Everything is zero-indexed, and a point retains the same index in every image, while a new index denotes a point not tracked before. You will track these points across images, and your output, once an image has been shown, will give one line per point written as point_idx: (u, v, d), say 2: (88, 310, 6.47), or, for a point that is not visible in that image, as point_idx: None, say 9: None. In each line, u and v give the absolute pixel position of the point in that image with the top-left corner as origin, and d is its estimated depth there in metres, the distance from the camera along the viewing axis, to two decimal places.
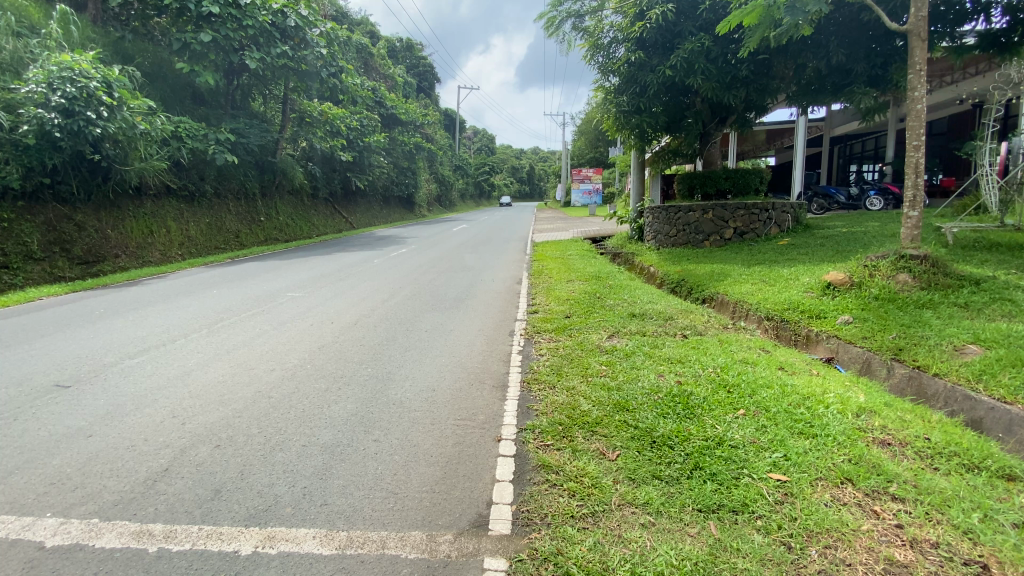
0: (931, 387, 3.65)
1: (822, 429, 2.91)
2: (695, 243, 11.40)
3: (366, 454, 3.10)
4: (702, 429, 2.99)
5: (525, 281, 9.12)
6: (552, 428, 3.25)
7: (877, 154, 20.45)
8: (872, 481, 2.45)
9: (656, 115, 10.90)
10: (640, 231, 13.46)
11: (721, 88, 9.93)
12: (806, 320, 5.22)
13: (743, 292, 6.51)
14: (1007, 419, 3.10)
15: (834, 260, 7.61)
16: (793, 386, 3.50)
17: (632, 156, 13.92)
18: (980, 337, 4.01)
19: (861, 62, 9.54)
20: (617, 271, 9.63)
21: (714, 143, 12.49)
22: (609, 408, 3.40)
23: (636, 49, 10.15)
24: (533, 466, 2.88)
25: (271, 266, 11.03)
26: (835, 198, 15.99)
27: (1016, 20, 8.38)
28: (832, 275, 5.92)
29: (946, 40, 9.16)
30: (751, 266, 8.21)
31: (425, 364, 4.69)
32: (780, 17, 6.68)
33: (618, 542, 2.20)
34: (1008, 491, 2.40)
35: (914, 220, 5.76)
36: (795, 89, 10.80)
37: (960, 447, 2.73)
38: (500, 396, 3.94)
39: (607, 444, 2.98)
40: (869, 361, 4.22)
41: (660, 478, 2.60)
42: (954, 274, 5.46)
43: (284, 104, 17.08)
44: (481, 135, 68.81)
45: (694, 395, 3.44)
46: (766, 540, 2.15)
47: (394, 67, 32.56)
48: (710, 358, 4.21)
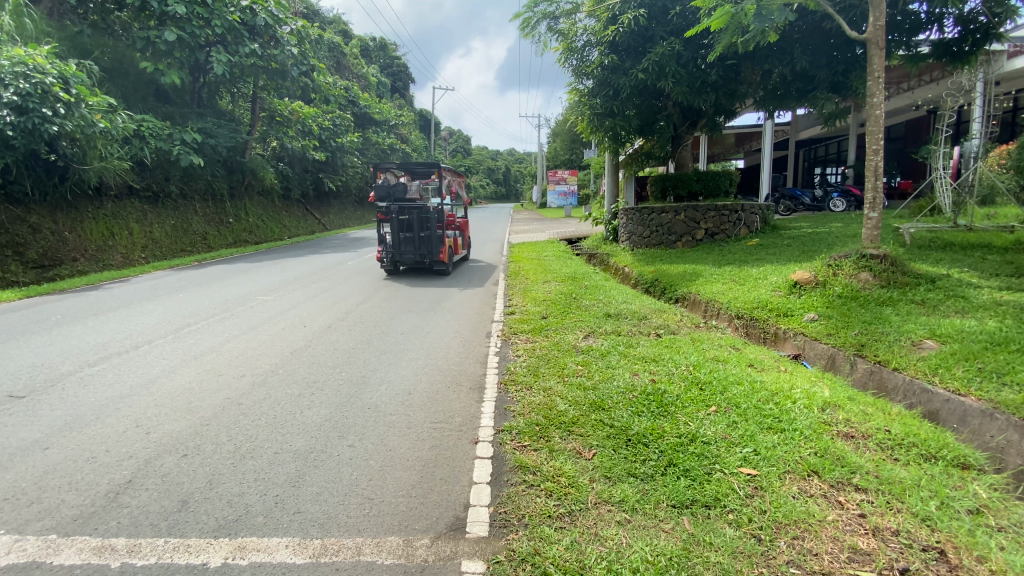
0: (892, 381, 3.81)
1: (790, 424, 2.99)
2: (668, 244, 11.64)
3: (340, 460, 3.05)
4: (676, 426, 3.04)
5: (502, 282, 9.12)
6: (529, 429, 3.26)
7: (841, 157, 21.07)
8: (837, 473, 2.53)
9: (630, 117, 11.05)
10: (615, 233, 13.61)
11: (691, 92, 10.17)
12: (774, 318, 5.37)
13: (715, 292, 6.65)
14: (961, 410, 3.26)
15: (800, 260, 7.89)
16: (762, 382, 3.61)
17: (607, 160, 14.12)
18: (936, 333, 4.20)
19: (824, 68, 9.86)
20: (593, 272, 9.73)
21: (685, 146, 12.79)
22: (586, 407, 3.43)
23: (608, 53, 10.34)
24: (510, 467, 2.88)
25: (242, 269, 10.76)
26: (801, 199, 16.42)
27: (967, 30, 8.67)
28: (798, 274, 6.13)
29: (903, 49, 9.54)
30: (721, 266, 8.43)
31: (426, 312, 6.87)
32: (747, 23, 6.86)
33: (595, 540, 2.22)
34: (963, 479, 2.53)
35: (874, 220, 6.01)
36: (762, 94, 11.11)
37: (918, 438, 2.86)
38: (478, 397, 3.93)
39: (583, 443, 3.01)
40: (834, 357, 4.38)
41: (636, 476, 2.64)
42: (912, 273, 5.71)
43: (254, 103, 16.72)
44: (457, 136, 68.61)
45: (668, 393, 3.50)
46: (738, 533, 2.20)
47: (368, 68, 32.15)
48: (684, 357, 4.29)
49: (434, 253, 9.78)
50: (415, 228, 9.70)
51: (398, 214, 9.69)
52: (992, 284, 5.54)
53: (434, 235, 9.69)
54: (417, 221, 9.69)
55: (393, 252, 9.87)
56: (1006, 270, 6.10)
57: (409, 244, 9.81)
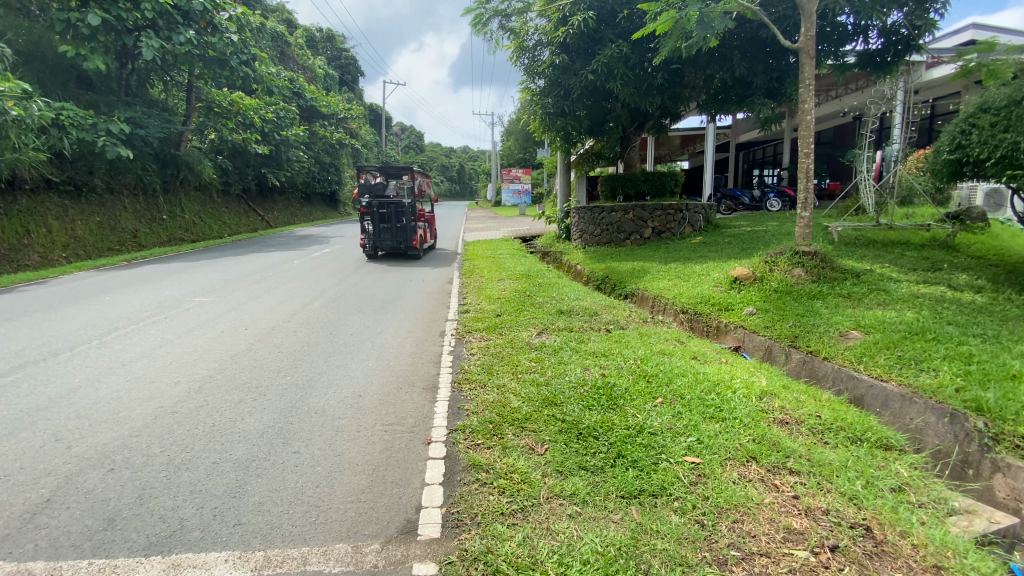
0: (822, 369, 4.07)
1: (731, 412, 3.14)
2: (618, 242, 11.96)
3: (285, 468, 2.93)
4: (625, 419, 3.12)
5: (456, 280, 9.06)
6: (482, 427, 3.25)
7: (776, 160, 22.32)
8: (774, 458, 2.68)
9: (581, 118, 11.23)
10: (567, 231, 13.83)
11: (639, 94, 10.46)
12: (716, 312, 5.63)
13: (662, 288, 6.88)
14: (884, 394, 3.53)
15: (740, 257, 8.31)
16: (705, 373, 3.77)
17: (559, 159, 14.32)
18: (860, 324, 4.53)
19: (761, 75, 10.39)
20: (546, 269, 9.82)
21: (634, 147, 13.16)
22: (539, 403, 3.45)
23: (559, 53, 10.48)
24: (463, 466, 2.86)
25: (177, 268, 10.12)
26: (740, 199, 17.24)
27: (889, 42, 9.43)
28: (738, 270, 6.44)
29: (832, 58, 10.18)
30: (668, 263, 8.74)
31: (377, 312, 6.72)
32: (690, 30, 7.12)
33: (547, 534, 2.24)
34: (885, 459, 2.74)
35: (806, 219, 6.41)
36: (705, 98, 11.58)
37: (845, 422, 3.08)
38: (430, 398, 3.88)
39: (536, 439, 3.03)
40: (771, 348, 4.64)
41: (587, 469, 2.69)
42: (839, 268, 6.13)
43: (189, 92, 15.74)
44: (409, 132, 67.41)
45: (617, 386, 3.59)
46: (682, 520, 2.28)
47: (315, 59, 31.01)
48: (633, 351, 4.42)
49: (409, 240, 11.67)
50: (394, 220, 11.58)
51: (378, 208, 11.58)
52: (909, 278, 6.03)
53: (410, 226, 11.61)
54: (394, 213, 11.59)
55: (373, 240, 11.72)
56: (921, 265, 6.66)
57: (387, 232, 11.68)
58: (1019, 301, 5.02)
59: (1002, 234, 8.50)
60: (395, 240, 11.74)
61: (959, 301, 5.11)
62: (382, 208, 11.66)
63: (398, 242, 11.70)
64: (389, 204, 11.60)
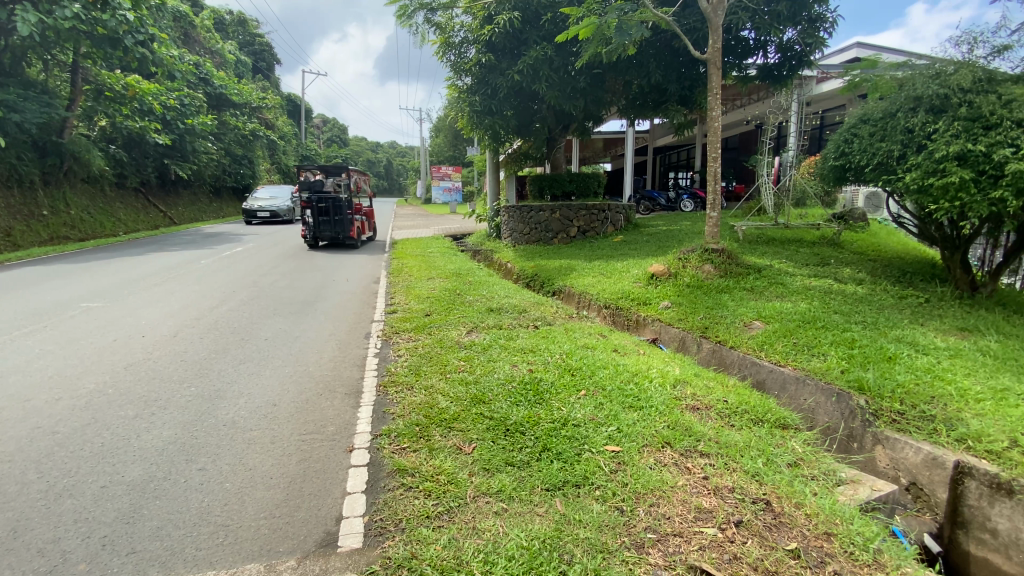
0: (729, 357, 4.41)
1: (647, 401, 3.31)
2: (546, 241, 12.20)
3: (188, 487, 2.69)
4: (551, 413, 3.19)
5: (382, 280, 8.81)
6: (408, 430, 3.18)
7: (690, 164, 23.81)
8: (686, 442, 2.84)
9: (508, 117, 11.33)
10: (497, 229, 13.92)
11: (563, 96, 10.73)
12: (636, 306, 5.91)
13: (586, 284, 7.12)
14: (782, 377, 3.89)
15: (657, 254, 8.80)
16: (625, 364, 3.96)
17: (487, 157, 14.35)
18: (761, 314, 4.96)
19: (674, 83, 11.04)
20: (476, 268, 9.80)
21: (560, 148, 13.50)
22: (467, 402, 3.43)
23: (485, 51, 10.51)
24: (387, 472, 2.78)
25: (60, 270, 8.98)
26: (658, 200, 18.21)
27: (785, 58, 10.37)
28: (655, 267, 6.80)
29: (736, 70, 11.02)
30: (593, 260, 9.06)
31: (296, 314, 6.37)
32: (610, 36, 7.42)
33: (473, 534, 2.24)
34: (782, 437, 3.02)
35: (714, 219, 6.92)
36: (625, 102, 12.11)
37: (748, 405, 3.36)
38: (353, 403, 3.74)
39: (463, 438, 3.01)
40: (684, 339, 4.95)
41: (513, 464, 2.71)
42: (743, 264, 6.67)
43: (74, 73, 14.02)
44: (331, 125, 64.50)
45: (544, 381, 3.67)
46: (603, 507, 2.35)
47: (224, 43, 28.78)
48: (558, 346, 4.53)
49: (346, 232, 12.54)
50: (331, 213, 12.38)
51: (317, 202, 12.30)
52: (802, 272, 6.68)
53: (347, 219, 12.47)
54: (333, 207, 12.43)
55: (312, 231, 12.49)
56: (811, 261, 7.41)
57: (325, 225, 12.46)
58: (889, 291, 5.74)
59: (877, 233, 9.65)
60: (333, 232, 12.60)
61: (842, 292, 5.74)
62: (320, 202, 12.40)
63: (336, 234, 12.53)
64: (326, 198, 12.36)
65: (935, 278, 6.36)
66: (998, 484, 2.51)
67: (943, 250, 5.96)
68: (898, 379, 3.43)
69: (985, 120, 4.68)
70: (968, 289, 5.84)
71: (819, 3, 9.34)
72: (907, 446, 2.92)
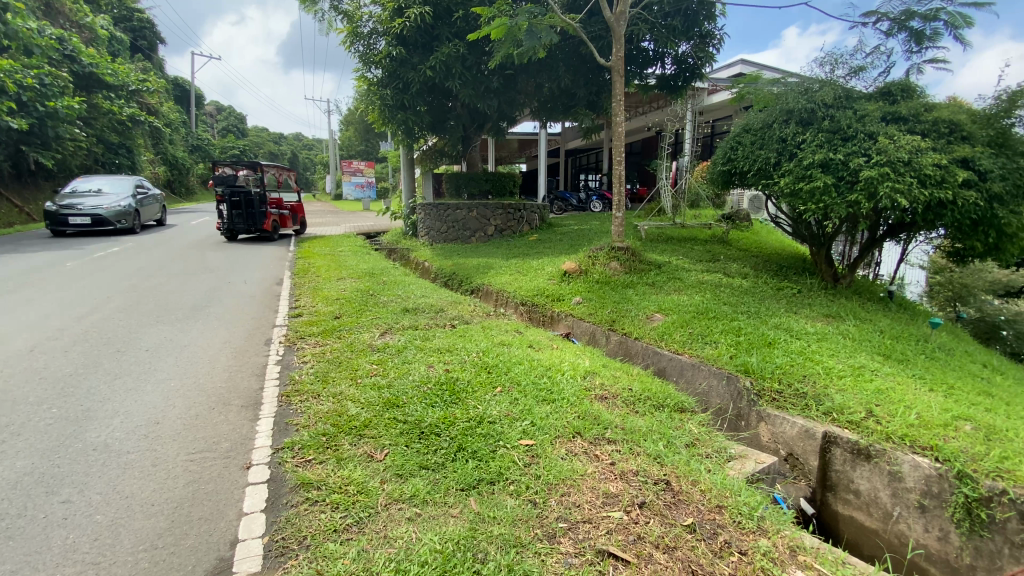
0: (634, 347, 4.68)
1: (560, 393, 3.39)
2: (462, 239, 12.15)
3: (48, 524, 2.33)
4: (466, 412, 3.13)
5: (286, 281, 8.25)
6: (315, 440, 2.97)
7: (599, 166, 24.87)
8: (595, 431, 2.90)
9: (421, 113, 11.11)
10: (412, 227, 13.62)
11: (476, 95, 10.72)
12: (550, 303, 6.07)
13: (503, 282, 7.19)
14: (680, 364, 4.19)
15: (569, 252, 9.12)
16: (539, 360, 4.04)
17: (401, 154, 13.99)
18: (662, 307, 5.31)
19: (582, 88, 11.48)
20: (390, 267, 9.52)
21: (474, 147, 13.51)
22: (379, 407, 3.28)
23: (396, 44, 10.22)
24: (290, 487, 2.58)
25: None
26: (570, 200, 18.83)
27: (679, 69, 11.17)
28: (567, 264, 7.04)
29: (638, 79, 11.69)
30: (509, 258, 9.17)
31: (187, 320, 5.78)
32: (521, 38, 7.54)
33: (384, 543, 2.13)
34: (681, 419, 3.25)
35: (620, 219, 7.31)
36: (537, 104, 12.38)
37: (651, 392, 3.58)
38: (251, 416, 3.45)
39: (374, 445, 2.86)
40: (595, 333, 5.17)
41: (427, 467, 2.61)
42: (647, 261, 7.11)
43: None
44: (227, 113, 59.26)
45: (459, 381, 3.61)
46: (517, 502, 2.31)
47: (94, 16, 25.33)
48: (474, 344, 4.51)
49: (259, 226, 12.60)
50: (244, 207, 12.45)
51: (230, 197, 12.38)
52: (697, 268, 7.27)
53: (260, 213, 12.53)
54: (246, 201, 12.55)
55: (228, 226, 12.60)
56: (704, 257, 8.09)
57: (240, 219, 12.53)
58: (769, 284, 6.42)
59: (758, 233, 10.76)
60: (249, 226, 12.72)
61: (730, 285, 6.33)
62: (234, 197, 12.46)
63: (250, 228, 12.59)
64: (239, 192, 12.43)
65: (805, 272, 7.22)
66: (860, 449, 2.89)
67: (810, 246, 6.78)
68: (777, 361, 3.85)
69: (843, 132, 5.38)
70: (830, 280, 6.71)
71: (709, 20, 10.17)
72: (785, 421, 3.28)
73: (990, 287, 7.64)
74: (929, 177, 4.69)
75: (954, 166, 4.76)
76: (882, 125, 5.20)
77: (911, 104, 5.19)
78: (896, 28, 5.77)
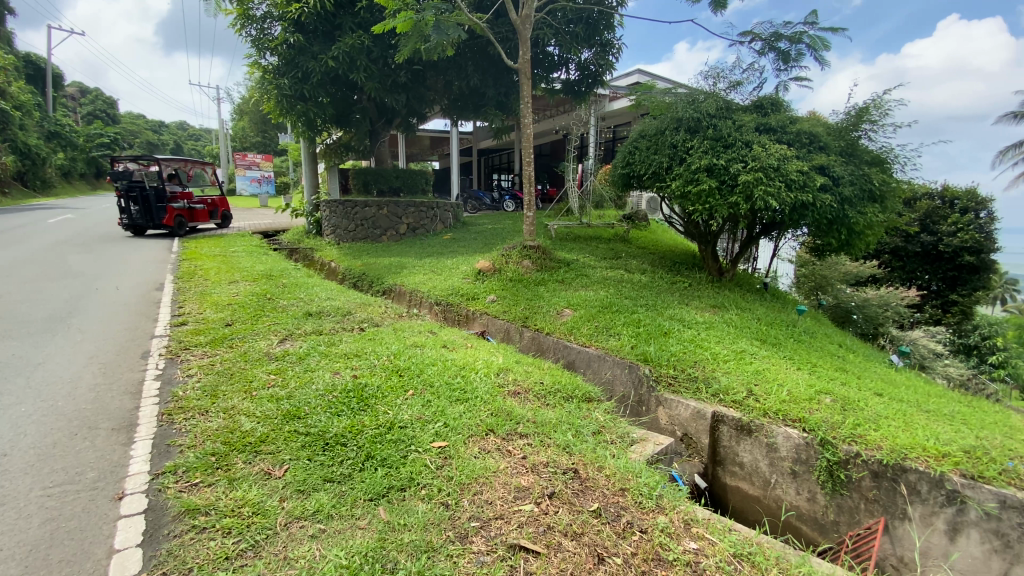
0: (546, 342, 4.80)
1: (472, 392, 3.36)
2: (372, 238, 11.73)
3: None
4: (375, 418, 2.98)
5: (170, 285, 7.40)
6: (202, 462, 2.68)
7: (510, 166, 25.21)
8: (507, 426, 2.89)
9: (323, 105, 10.52)
10: (316, 226, 12.87)
11: (383, 89, 10.36)
12: (464, 302, 6.04)
13: (416, 282, 7.04)
14: (588, 356, 4.37)
15: (483, 251, 9.16)
16: (453, 359, 4.00)
17: (301, 147, 13.12)
18: (572, 303, 5.50)
19: (491, 87, 11.56)
20: (292, 268, 8.91)
21: (383, 143, 13.07)
22: (278, 421, 3.03)
23: (294, 31, 9.59)
24: (174, 516, 2.31)
25: None
26: (483, 199, 18.90)
27: (582, 75, 11.65)
28: (481, 263, 7.03)
29: (544, 83, 12.01)
30: (422, 258, 9.00)
31: (42, 334, 4.98)
32: (428, 34, 7.42)
33: (283, 566, 1.95)
34: (590, 409, 3.38)
35: (531, 219, 7.48)
36: (447, 102, 12.26)
37: (562, 385, 3.69)
38: (125, 440, 3.04)
39: (273, 461, 2.64)
40: (509, 330, 5.24)
41: (332, 480, 2.45)
42: (557, 259, 7.35)
43: None
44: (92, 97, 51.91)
45: (368, 386, 3.43)
46: (428, 506, 2.21)
47: None
48: (384, 347, 4.36)
49: (155, 220, 12.56)
50: (141, 201, 12.46)
51: (126, 192, 12.44)
52: (603, 265, 7.64)
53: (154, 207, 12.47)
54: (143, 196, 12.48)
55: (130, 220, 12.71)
56: (609, 255, 8.53)
57: (139, 213, 12.54)
58: (665, 278, 6.92)
59: (656, 232, 11.60)
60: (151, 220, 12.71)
61: (632, 280, 6.74)
62: (132, 191, 12.49)
63: (147, 222, 12.55)
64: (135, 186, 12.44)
65: (695, 267, 7.89)
66: (743, 425, 3.20)
67: (698, 244, 7.42)
68: (672, 349, 4.17)
69: (723, 140, 5.94)
70: (716, 274, 7.39)
71: (608, 30, 10.71)
72: (679, 404, 3.55)
73: (845, 277, 8.66)
74: (793, 182, 5.33)
75: (812, 172, 5.45)
76: (755, 135, 5.82)
77: (779, 116, 5.85)
78: (765, 49, 6.48)
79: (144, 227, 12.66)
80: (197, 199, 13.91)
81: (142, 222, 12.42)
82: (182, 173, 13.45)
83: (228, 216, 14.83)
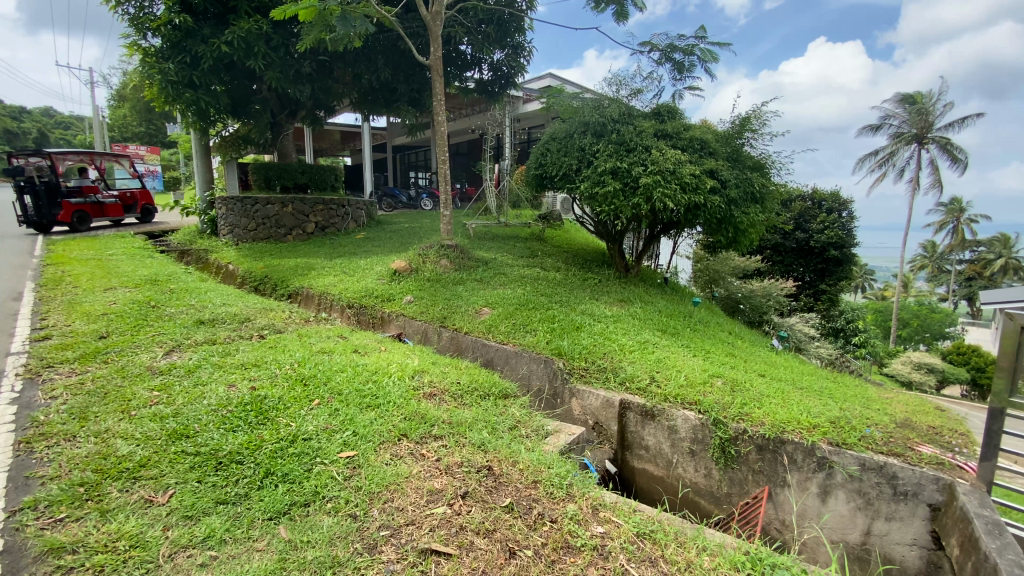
0: (464, 342, 4.77)
1: (384, 397, 3.25)
2: (277, 238, 10.98)
3: None
4: (277, 431, 2.78)
5: (26, 295, 6.37)
6: (66, 494, 2.33)
7: (427, 163, 24.79)
8: (421, 429, 2.83)
9: (217, 94, 9.63)
10: (212, 225, 11.77)
11: (285, 79, 9.71)
12: (379, 303, 5.82)
13: (326, 284, 6.67)
14: (505, 353, 4.39)
15: (398, 250, 8.93)
16: (364, 364, 3.84)
17: (192, 137, 11.86)
18: (489, 302, 5.52)
19: (403, 83, 11.27)
20: (183, 272, 8.07)
21: (287, 136, 12.26)
22: (161, 441, 2.72)
23: (179, 11, 8.68)
24: (28, 559, 1.98)
25: None
26: (398, 197, 18.40)
27: (495, 76, 11.74)
28: (396, 263, 6.82)
29: (457, 81, 11.93)
30: (333, 258, 8.56)
31: None
32: (334, 24, 7.06)
33: None
34: (506, 406, 3.41)
35: (448, 217, 7.41)
36: (357, 96, 11.78)
37: (478, 383, 3.69)
38: None
39: (155, 487, 2.36)
40: (426, 331, 5.14)
41: (226, 502, 2.24)
42: (474, 258, 7.34)
43: None
44: None
45: (269, 398, 3.19)
46: (335, 519, 2.10)
47: None
48: (288, 355, 4.08)
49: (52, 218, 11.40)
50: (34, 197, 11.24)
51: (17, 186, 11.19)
52: (520, 263, 7.75)
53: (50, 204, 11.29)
54: (37, 192, 11.29)
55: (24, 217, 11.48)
56: (526, 253, 8.69)
57: (34, 211, 11.34)
58: (577, 276, 7.19)
59: (570, 231, 12.03)
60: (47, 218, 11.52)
61: (546, 278, 6.91)
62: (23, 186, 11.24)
63: (44, 220, 11.39)
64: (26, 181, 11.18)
65: (604, 264, 8.28)
66: (647, 411, 3.41)
67: (606, 242, 7.79)
68: (583, 343, 4.33)
69: (626, 144, 6.30)
70: (622, 270, 7.81)
71: (519, 32, 10.88)
72: (591, 394, 3.69)
73: (734, 271, 9.42)
74: (688, 184, 5.76)
75: (704, 175, 5.93)
76: (654, 140, 6.21)
77: (675, 123, 6.30)
78: (662, 59, 6.93)
79: (41, 225, 11.49)
80: (108, 193, 12.75)
81: (37, 220, 11.26)
82: (88, 165, 12.24)
83: (151, 210, 13.77)
